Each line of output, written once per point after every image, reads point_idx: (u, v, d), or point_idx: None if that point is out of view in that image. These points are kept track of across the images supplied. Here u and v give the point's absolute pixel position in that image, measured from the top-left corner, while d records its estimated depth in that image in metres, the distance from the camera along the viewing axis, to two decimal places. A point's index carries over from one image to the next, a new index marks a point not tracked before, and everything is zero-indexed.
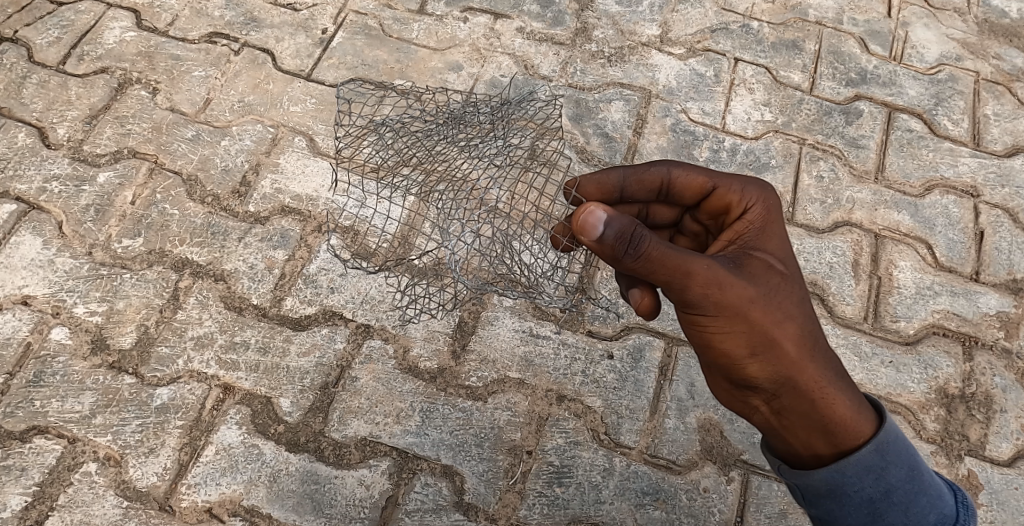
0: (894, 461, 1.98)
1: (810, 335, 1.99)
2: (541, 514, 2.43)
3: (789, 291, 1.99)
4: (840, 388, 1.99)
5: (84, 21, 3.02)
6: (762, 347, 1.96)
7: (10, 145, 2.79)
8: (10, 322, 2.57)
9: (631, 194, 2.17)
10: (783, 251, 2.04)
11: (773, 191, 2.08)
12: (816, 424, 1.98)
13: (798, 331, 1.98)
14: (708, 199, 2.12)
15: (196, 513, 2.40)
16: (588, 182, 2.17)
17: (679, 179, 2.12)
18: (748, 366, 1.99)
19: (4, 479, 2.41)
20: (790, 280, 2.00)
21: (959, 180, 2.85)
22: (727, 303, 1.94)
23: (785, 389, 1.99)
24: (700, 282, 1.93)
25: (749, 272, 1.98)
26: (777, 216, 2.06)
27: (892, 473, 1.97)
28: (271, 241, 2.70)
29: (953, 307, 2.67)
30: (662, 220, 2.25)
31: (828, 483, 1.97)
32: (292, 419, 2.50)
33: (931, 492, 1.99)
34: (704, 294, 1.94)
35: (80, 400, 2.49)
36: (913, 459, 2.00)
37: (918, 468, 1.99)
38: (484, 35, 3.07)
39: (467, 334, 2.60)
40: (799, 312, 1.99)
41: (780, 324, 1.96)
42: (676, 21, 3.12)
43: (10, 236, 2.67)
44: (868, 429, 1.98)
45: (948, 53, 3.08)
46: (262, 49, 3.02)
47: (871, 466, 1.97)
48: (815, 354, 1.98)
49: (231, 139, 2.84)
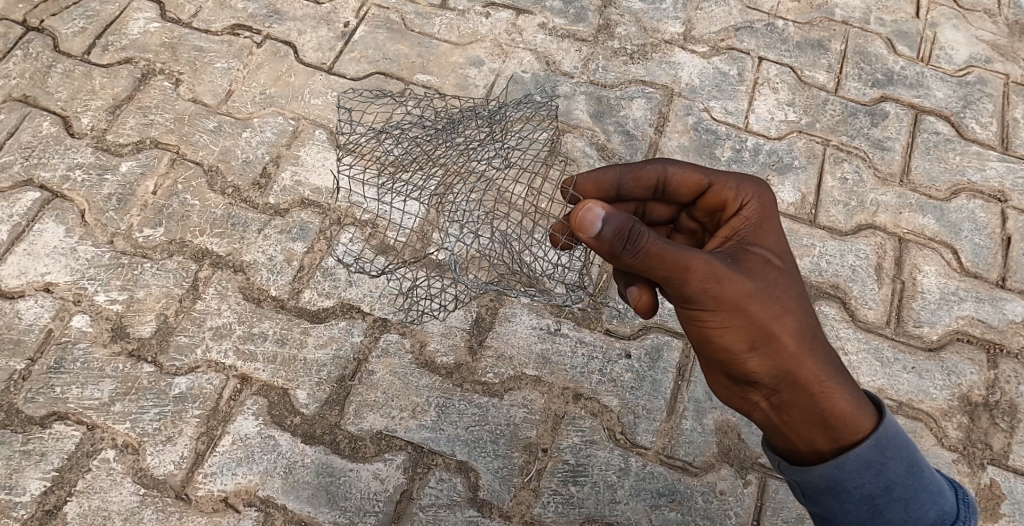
0: (893, 457, 1.94)
1: (807, 329, 1.97)
2: (555, 512, 2.42)
3: (786, 286, 1.98)
4: (839, 383, 1.97)
5: (110, 11, 3.04)
6: (761, 341, 1.95)
7: (35, 133, 2.81)
8: (33, 308, 2.59)
9: (627, 192, 2.15)
10: (779, 246, 2.03)
11: (769, 188, 2.08)
12: (816, 420, 1.95)
13: (797, 325, 1.96)
14: (705, 195, 2.11)
15: (212, 503, 2.41)
16: (585, 180, 2.14)
17: (675, 176, 2.11)
18: (747, 361, 1.98)
19: (24, 464, 2.42)
20: (787, 275, 1.99)
21: (986, 185, 2.81)
22: (726, 298, 1.93)
23: (785, 384, 1.97)
24: (700, 277, 1.92)
25: (748, 268, 1.97)
26: (774, 211, 2.06)
27: (892, 469, 1.93)
28: (291, 233, 2.71)
29: (978, 313, 2.63)
30: (659, 217, 2.24)
31: (827, 479, 1.93)
32: (308, 411, 2.50)
33: (932, 488, 1.94)
34: (703, 288, 1.92)
35: (100, 388, 2.51)
36: (913, 455, 1.95)
37: (919, 464, 1.95)
38: (506, 30, 3.06)
39: (484, 330, 2.60)
40: (797, 307, 1.97)
41: (779, 319, 1.95)
42: (700, 19, 3.09)
43: (34, 223, 2.68)
44: (868, 423, 1.95)
45: (978, 54, 3.04)
46: (285, 42, 3.02)
47: (871, 461, 1.93)
48: (815, 348, 1.97)
49: (252, 131, 2.85)
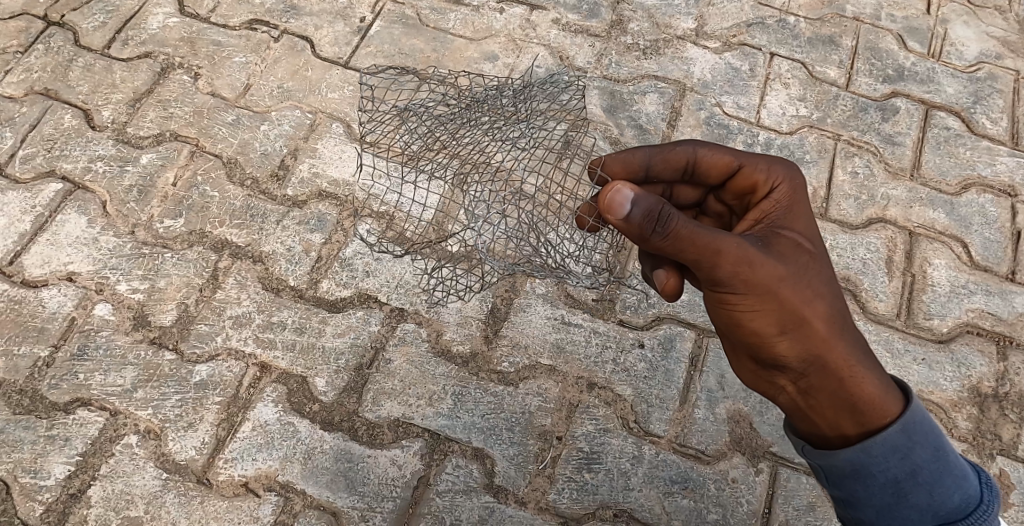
0: (919, 442, 1.96)
1: (837, 313, 2.01)
2: (570, 499, 2.46)
3: (817, 270, 2.01)
4: (867, 367, 2.00)
5: (129, 7, 3.09)
6: (791, 324, 1.99)
7: (57, 125, 2.86)
8: (56, 297, 2.64)
9: (656, 174, 2.19)
10: (809, 231, 2.07)
11: (799, 172, 2.11)
12: (844, 404, 1.99)
13: (827, 309, 2.00)
14: (734, 178, 2.15)
15: (232, 487, 2.46)
16: (614, 161, 2.18)
17: (705, 159, 2.15)
18: (776, 345, 2.02)
19: (48, 448, 2.47)
20: (817, 259, 2.03)
21: (996, 179, 2.84)
22: (756, 281, 1.97)
23: (813, 368, 2.01)
24: (730, 260, 1.96)
25: (778, 251, 2.01)
26: (804, 196, 2.10)
27: (918, 453, 1.96)
28: (309, 224, 2.75)
29: (987, 306, 2.67)
30: (687, 200, 2.28)
31: (853, 463, 1.96)
32: (327, 399, 2.55)
33: (956, 473, 1.96)
34: (733, 272, 1.96)
35: (122, 375, 2.55)
36: (938, 440, 1.97)
37: (945, 448, 1.97)
38: (520, 26, 3.10)
39: (499, 320, 2.64)
40: (827, 291, 2.01)
41: (809, 303, 1.99)
42: (712, 15, 3.12)
43: (57, 214, 2.73)
44: (895, 408, 1.98)
45: (988, 51, 3.07)
46: (302, 36, 3.06)
47: (897, 445, 1.95)
48: (844, 332, 2.01)
49: (270, 125, 2.89)
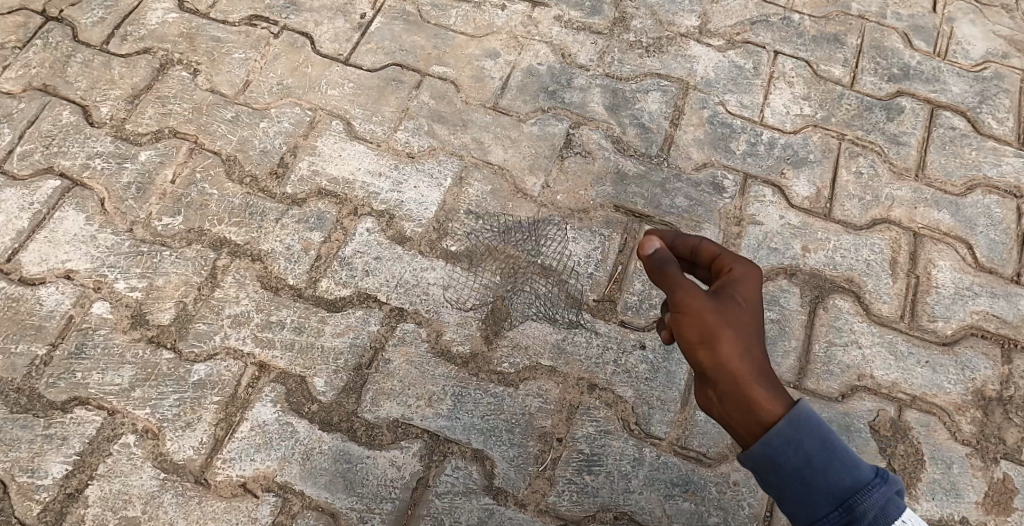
0: (805, 435, 1.81)
1: (754, 322, 1.91)
2: (570, 501, 2.44)
3: (735, 279, 1.95)
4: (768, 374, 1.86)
5: (128, 2, 3.06)
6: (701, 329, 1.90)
7: (54, 122, 2.84)
8: (53, 295, 2.62)
9: None
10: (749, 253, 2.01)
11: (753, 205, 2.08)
12: (739, 407, 1.85)
13: (739, 314, 1.91)
14: None
15: (230, 488, 2.44)
16: None
17: None
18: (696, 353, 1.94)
19: (46, 447, 2.46)
20: (738, 272, 1.96)
21: (1002, 180, 2.82)
22: (669, 286, 1.96)
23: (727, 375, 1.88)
24: (650, 267, 2.00)
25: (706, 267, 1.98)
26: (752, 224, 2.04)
27: (805, 447, 1.80)
28: (308, 222, 2.73)
29: (992, 308, 2.64)
30: None
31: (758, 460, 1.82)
32: (325, 399, 2.53)
33: (846, 465, 1.80)
34: (655, 279, 1.99)
35: (120, 374, 2.54)
36: (824, 436, 1.81)
37: (830, 444, 1.81)
38: (521, 22, 3.07)
39: (500, 320, 2.62)
40: (744, 299, 1.93)
41: (721, 307, 1.91)
42: (716, 12, 3.09)
43: (54, 211, 2.71)
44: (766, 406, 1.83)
45: (994, 50, 3.04)
46: (302, 33, 3.04)
47: (784, 441, 1.80)
48: (755, 339, 1.89)
49: (270, 122, 2.87)
